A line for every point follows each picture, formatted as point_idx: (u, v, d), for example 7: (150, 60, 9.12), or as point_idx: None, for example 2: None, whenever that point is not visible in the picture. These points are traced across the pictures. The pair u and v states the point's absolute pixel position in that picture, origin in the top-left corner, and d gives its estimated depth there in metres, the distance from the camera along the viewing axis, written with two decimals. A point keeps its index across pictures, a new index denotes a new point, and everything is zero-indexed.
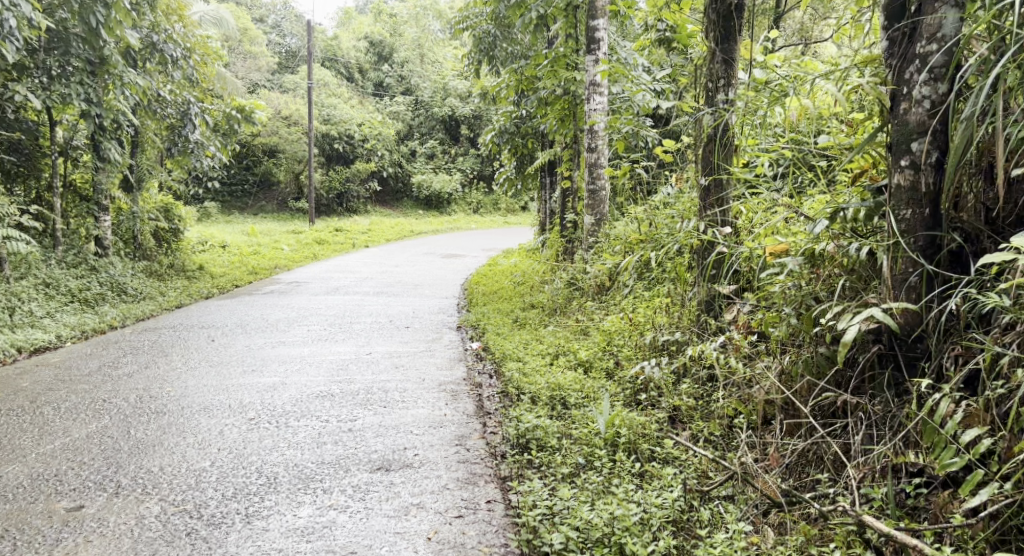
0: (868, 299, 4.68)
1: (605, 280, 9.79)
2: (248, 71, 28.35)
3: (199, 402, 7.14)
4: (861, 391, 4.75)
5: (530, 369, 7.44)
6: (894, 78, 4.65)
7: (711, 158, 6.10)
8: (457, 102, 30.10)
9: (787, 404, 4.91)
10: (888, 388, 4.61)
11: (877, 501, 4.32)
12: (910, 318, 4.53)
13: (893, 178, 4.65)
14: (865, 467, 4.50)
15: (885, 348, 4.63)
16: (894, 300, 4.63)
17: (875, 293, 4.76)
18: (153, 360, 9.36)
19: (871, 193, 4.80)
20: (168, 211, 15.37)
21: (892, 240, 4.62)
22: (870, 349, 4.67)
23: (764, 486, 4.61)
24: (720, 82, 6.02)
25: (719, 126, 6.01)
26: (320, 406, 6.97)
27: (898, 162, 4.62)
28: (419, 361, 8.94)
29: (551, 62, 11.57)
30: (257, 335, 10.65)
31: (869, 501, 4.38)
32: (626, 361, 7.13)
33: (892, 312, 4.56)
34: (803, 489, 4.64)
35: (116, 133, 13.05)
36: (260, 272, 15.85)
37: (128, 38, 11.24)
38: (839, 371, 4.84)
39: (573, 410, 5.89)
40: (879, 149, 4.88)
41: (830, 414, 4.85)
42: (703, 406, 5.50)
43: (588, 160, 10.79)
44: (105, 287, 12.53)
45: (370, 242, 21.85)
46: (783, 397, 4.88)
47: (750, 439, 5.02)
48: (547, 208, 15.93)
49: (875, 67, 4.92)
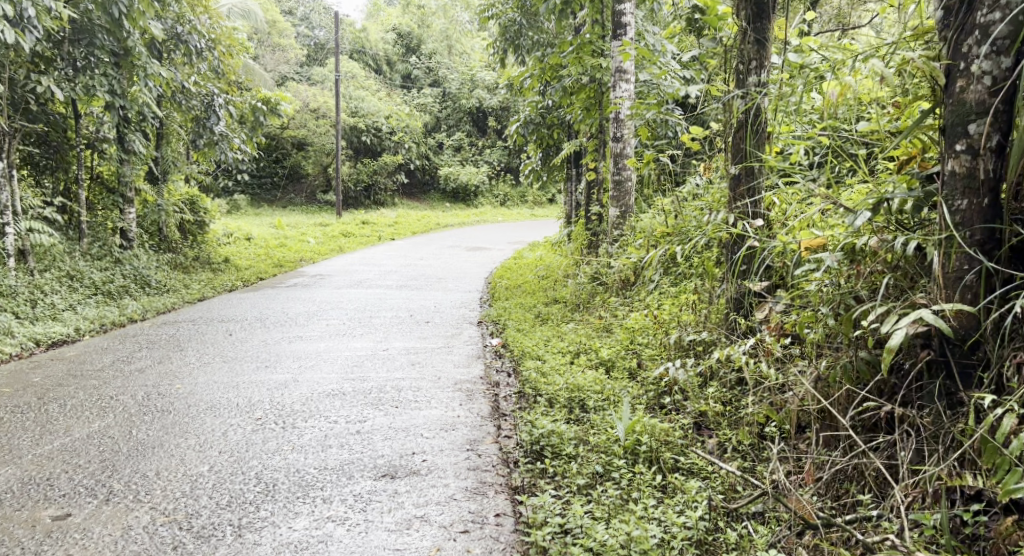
0: (917, 300, 4.30)
1: (630, 275, 9.46)
2: (277, 63, 28.16)
3: (207, 400, 6.87)
4: (908, 401, 4.38)
5: (549, 369, 7.13)
6: (949, 53, 4.26)
7: (742, 146, 5.73)
8: (485, 93, 29.81)
9: (824, 414, 4.55)
10: (940, 399, 4.23)
11: (929, 529, 3.95)
12: (966, 322, 4.16)
13: (947, 164, 4.28)
14: (914, 488, 4.13)
15: (936, 355, 4.24)
16: (947, 301, 4.24)
17: (923, 293, 4.38)
18: (167, 355, 9.12)
19: (920, 182, 4.41)
20: (194, 203, 15.14)
21: (945, 234, 4.23)
22: (918, 356, 4.29)
23: (798, 506, 4.23)
24: (752, 63, 5.64)
25: (750, 110, 5.65)
26: (330, 406, 6.68)
27: (953, 147, 4.24)
28: (437, 358, 8.64)
29: (577, 49, 11.22)
30: (276, 329, 10.39)
31: (919, 528, 4.01)
32: (650, 361, 6.80)
33: (946, 315, 4.18)
34: (842, 510, 4.26)
35: (140, 124, 12.86)
36: (285, 265, 15.63)
37: (152, 28, 11.04)
38: (883, 378, 4.46)
39: (592, 415, 5.56)
40: (929, 134, 4.49)
41: (872, 427, 4.48)
42: (731, 412, 5.13)
43: (613, 150, 10.48)
44: (128, 279, 12.31)
45: (397, 234, 21.59)
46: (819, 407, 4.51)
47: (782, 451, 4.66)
48: (573, 200, 15.60)
49: (925, 44, 4.54)
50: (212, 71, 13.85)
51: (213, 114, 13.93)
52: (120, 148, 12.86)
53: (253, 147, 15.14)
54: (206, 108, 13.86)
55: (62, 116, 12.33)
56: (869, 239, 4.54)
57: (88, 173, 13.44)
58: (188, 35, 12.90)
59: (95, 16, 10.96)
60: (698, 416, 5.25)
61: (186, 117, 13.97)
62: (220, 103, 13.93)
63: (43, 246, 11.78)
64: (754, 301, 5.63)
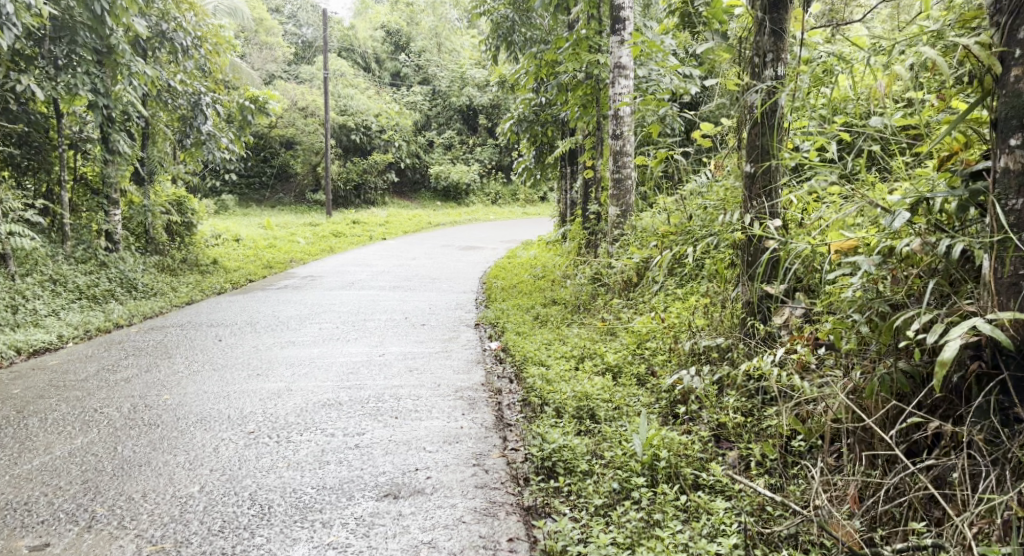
0: (966, 308, 4.04)
1: (633, 276, 9.18)
2: (265, 61, 27.78)
3: (198, 412, 6.59)
4: (957, 417, 4.14)
5: (554, 375, 6.87)
6: (1002, 40, 3.96)
7: (760, 143, 5.40)
8: (475, 91, 29.52)
9: (862, 431, 4.30)
10: (994, 414, 3.96)
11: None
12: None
13: (999, 161, 3.98)
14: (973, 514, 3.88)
15: (988, 367, 4.00)
16: (1000, 309, 3.96)
17: (971, 299, 4.13)
18: (154, 362, 8.81)
19: (966, 180, 4.14)
20: (181, 205, 14.81)
21: (999, 236, 3.93)
22: (968, 368, 4.05)
23: (841, 532, 4.01)
24: (768, 55, 5.36)
25: (767, 106, 5.36)
26: (326, 417, 6.40)
27: (1006, 142, 3.94)
28: (435, 364, 8.36)
29: (573, 45, 10.95)
30: (267, 334, 10.08)
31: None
32: (659, 367, 6.55)
33: (1001, 325, 3.92)
34: (891, 536, 4.04)
35: (126, 124, 12.51)
36: (276, 267, 15.32)
37: (136, 25, 10.71)
38: (927, 392, 4.22)
39: (604, 426, 5.30)
40: (973, 128, 4.21)
41: (917, 444, 4.24)
42: (752, 423, 4.89)
43: (613, 148, 10.16)
44: (115, 283, 11.99)
45: (387, 234, 21.27)
46: (860, 424, 4.28)
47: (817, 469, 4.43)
48: (568, 198, 15.31)
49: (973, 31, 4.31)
50: (199, 70, 13.53)
51: (201, 113, 13.57)
52: (105, 149, 12.53)
53: (241, 147, 14.82)
54: (193, 107, 13.51)
55: (44, 116, 12.00)
56: (911, 243, 4.27)
57: (72, 174, 13.10)
58: (173, 33, 12.57)
59: (77, 12, 10.63)
60: (717, 428, 4.99)
61: (172, 117, 13.65)
62: (207, 102, 13.60)
63: (26, 250, 11.45)
64: (773, 305, 5.34)
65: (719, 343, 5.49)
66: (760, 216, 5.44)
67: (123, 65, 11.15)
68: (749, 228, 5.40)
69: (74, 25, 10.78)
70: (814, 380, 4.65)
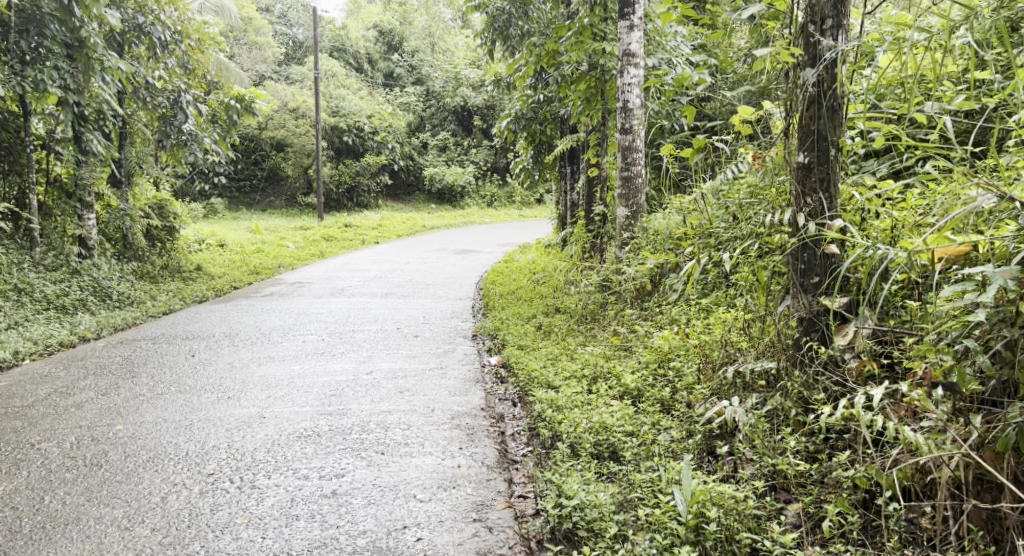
0: None
1: (647, 283, 8.32)
2: (254, 62, 26.73)
3: (150, 446, 5.65)
4: None
5: (565, 400, 5.97)
6: None
7: (816, 128, 4.49)
8: (470, 91, 28.64)
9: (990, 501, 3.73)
10: None
11: None
12: None
13: None
14: None
15: None
16: None
17: None
18: (115, 383, 7.86)
19: None
20: (162, 208, 13.72)
21: None
22: None
23: None
24: (827, 20, 4.44)
25: (824, 84, 4.46)
26: (302, 454, 5.48)
27: None
28: (429, 383, 7.43)
29: (576, 34, 10.01)
30: (245, 349, 9.12)
31: None
32: (688, 391, 5.70)
33: None
34: None
35: (101, 123, 11.49)
36: (263, 272, 14.37)
37: (108, 17, 9.76)
38: None
39: (635, 472, 4.54)
40: None
41: None
42: (817, 470, 4.23)
43: (620, 143, 9.20)
44: (87, 292, 11.01)
45: (380, 238, 20.34)
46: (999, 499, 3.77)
47: (929, 545, 3.87)
48: (568, 200, 14.39)
49: None
50: (180, 67, 12.62)
51: (181, 111, 12.57)
52: (79, 149, 11.55)
53: (226, 148, 13.83)
54: (174, 105, 12.55)
55: (11, 114, 11.04)
56: None
57: (43, 176, 11.93)
58: (151, 27, 11.64)
59: (43, 3, 9.68)
60: (769, 473, 4.33)
61: (152, 116, 12.71)
62: (189, 99, 12.64)
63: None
64: (837, 322, 4.49)
65: (768, 365, 4.65)
66: (815, 214, 4.54)
67: (96, 60, 10.21)
68: (802, 230, 4.51)
69: (42, 17, 9.79)
70: (892, 429, 3.98)
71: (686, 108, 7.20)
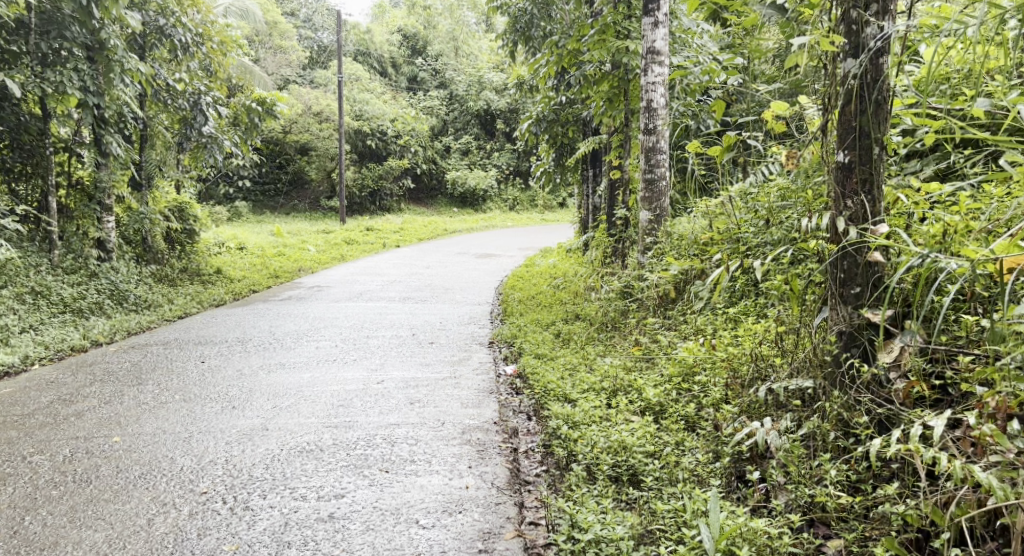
0: None
1: (670, 291, 7.96)
2: (279, 66, 26.48)
3: (143, 459, 5.32)
4: None
5: (581, 415, 5.63)
6: None
7: (857, 125, 4.12)
8: (493, 95, 28.39)
9: None
10: None
11: None
12: None
13: None
14: None
15: None
16: None
17: None
18: (121, 390, 7.55)
19: None
20: (182, 211, 13.27)
21: None
22: None
23: None
24: (871, 5, 4.08)
25: (867, 76, 4.08)
26: (302, 472, 5.16)
27: None
28: (442, 394, 7.09)
29: (599, 32, 9.63)
30: (256, 355, 8.83)
31: None
32: (714, 407, 5.36)
33: None
34: None
35: (121, 125, 11.26)
36: (282, 276, 14.09)
37: (128, 18, 9.51)
38: None
39: (659, 501, 4.23)
40: None
41: None
42: (862, 505, 3.90)
43: (643, 144, 8.80)
44: (104, 295, 10.69)
45: (402, 241, 20.06)
46: None
47: None
48: (590, 203, 14.04)
49: None
50: (201, 69, 12.37)
51: (201, 114, 12.24)
52: (98, 152, 11.32)
53: (247, 151, 13.50)
54: (193, 107, 12.23)
55: (34, 117, 10.75)
56: None
57: (64, 178, 11.59)
58: (172, 29, 11.42)
59: (63, 4, 9.46)
60: (804, 503, 4.00)
61: (173, 118, 12.46)
62: (208, 102, 12.34)
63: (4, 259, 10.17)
64: (879, 337, 4.14)
65: (805, 384, 4.31)
66: (856, 219, 4.19)
67: (116, 62, 9.90)
68: (843, 236, 4.17)
69: (63, 19, 9.61)
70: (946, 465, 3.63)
71: (715, 103, 6.76)
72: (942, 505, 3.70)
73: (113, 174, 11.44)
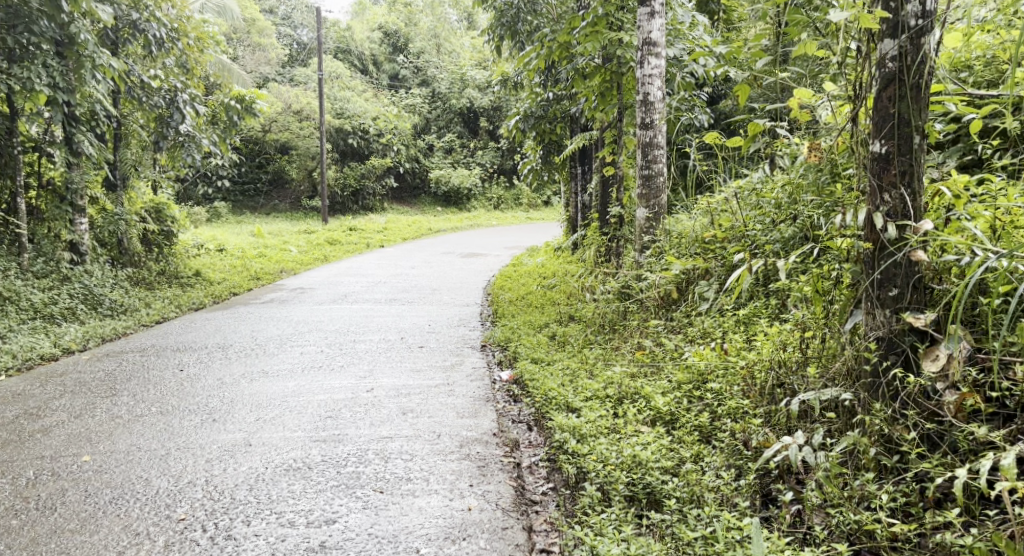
0: None
1: (673, 291, 7.58)
2: (257, 64, 25.97)
3: (115, 481, 4.93)
4: None
5: (589, 427, 5.25)
6: None
7: (896, 111, 3.82)
8: (476, 93, 28.00)
9: None
10: None
11: None
12: None
13: None
14: None
15: None
16: None
17: None
18: (93, 403, 7.11)
19: None
20: (159, 212, 12.76)
21: None
22: None
23: None
24: None
25: (907, 57, 3.80)
26: (289, 494, 4.78)
27: None
28: (435, 403, 6.70)
29: (590, 24, 9.03)
30: (238, 362, 8.42)
31: None
32: (730, 416, 5.03)
33: None
34: None
35: (95, 123, 10.78)
36: (263, 277, 13.64)
37: (100, 12, 9.04)
38: None
39: (688, 531, 4.02)
40: None
41: None
42: (920, 533, 3.68)
43: (639, 139, 8.36)
44: (77, 301, 10.23)
45: (385, 242, 19.63)
46: None
47: None
48: (579, 201, 13.70)
49: None
50: (178, 66, 11.90)
51: (177, 111, 11.84)
52: (69, 152, 10.69)
53: (226, 150, 13.02)
54: (169, 105, 11.82)
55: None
56: None
57: (35, 179, 11.06)
58: (146, 24, 10.91)
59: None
60: (849, 530, 3.78)
61: (149, 117, 11.96)
62: (186, 99, 11.93)
63: None
64: (922, 343, 3.90)
65: (845, 394, 4.02)
66: (895, 214, 3.89)
67: (87, 58, 9.36)
68: (881, 232, 3.88)
69: (30, 13, 8.95)
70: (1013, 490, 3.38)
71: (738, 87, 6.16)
72: (1018, 536, 3.48)
73: (86, 175, 10.95)
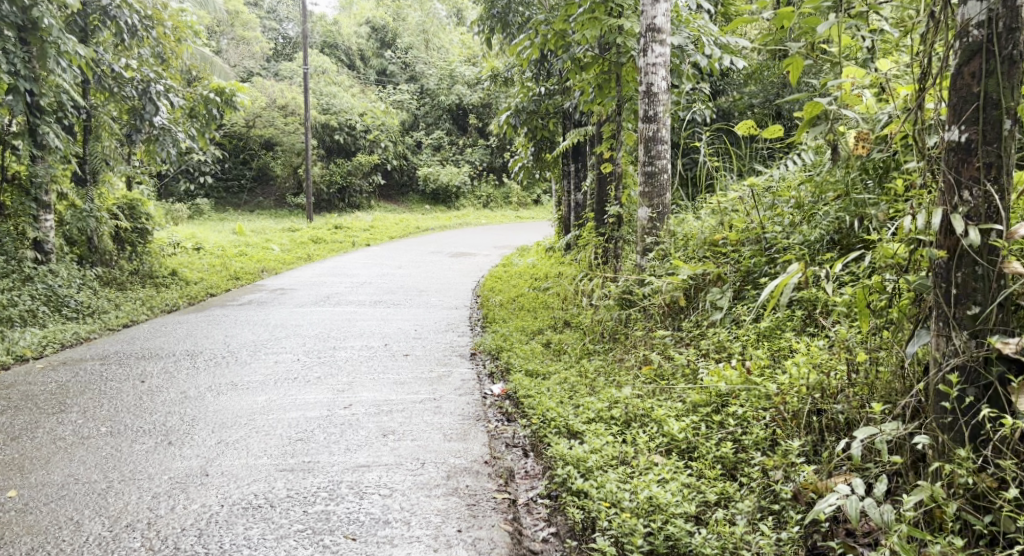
0: None
1: (680, 298, 6.73)
2: (241, 59, 25.21)
3: (38, 526, 4.43)
4: None
5: (596, 459, 4.52)
6: None
7: (982, 90, 3.34)
8: (465, 89, 27.26)
9: None
10: None
11: None
12: None
13: None
14: None
15: None
16: None
17: None
18: (36, 422, 6.37)
19: None
20: (132, 208, 11.85)
21: None
22: None
23: None
24: None
25: (999, 24, 3.31)
26: (243, 542, 4.22)
27: None
28: (419, 423, 5.97)
29: (590, 9, 8.22)
30: (205, 371, 7.67)
31: None
32: (760, 449, 4.37)
33: None
34: None
35: (62, 115, 9.91)
36: (243, 277, 12.88)
37: None
38: None
39: None
40: None
41: None
42: None
43: (641, 133, 7.50)
44: (39, 303, 9.42)
45: (372, 240, 18.86)
46: None
47: None
48: (572, 200, 12.96)
49: None
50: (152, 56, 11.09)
51: (151, 102, 10.85)
52: (34, 144, 9.81)
53: (204, 145, 12.12)
54: (142, 95, 10.82)
55: None
56: None
57: None
58: (117, 10, 10.05)
59: None
60: None
61: (121, 108, 11.07)
62: (159, 90, 10.93)
63: None
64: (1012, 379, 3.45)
65: (920, 439, 3.53)
66: (977, 217, 3.41)
67: (51, 44, 8.64)
68: (961, 238, 3.41)
69: None
70: None
71: (791, 62, 4.79)
72: None
73: (52, 168, 10.10)
